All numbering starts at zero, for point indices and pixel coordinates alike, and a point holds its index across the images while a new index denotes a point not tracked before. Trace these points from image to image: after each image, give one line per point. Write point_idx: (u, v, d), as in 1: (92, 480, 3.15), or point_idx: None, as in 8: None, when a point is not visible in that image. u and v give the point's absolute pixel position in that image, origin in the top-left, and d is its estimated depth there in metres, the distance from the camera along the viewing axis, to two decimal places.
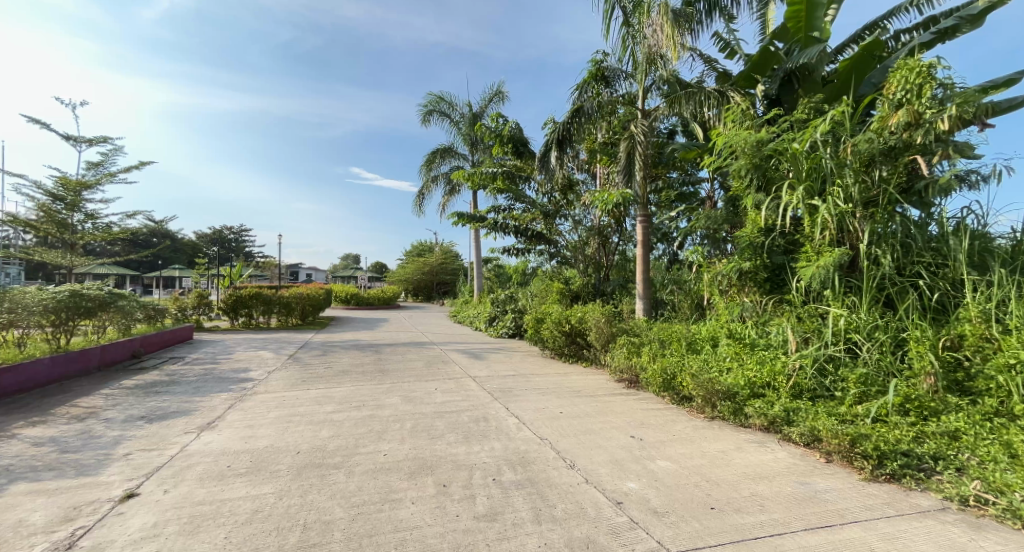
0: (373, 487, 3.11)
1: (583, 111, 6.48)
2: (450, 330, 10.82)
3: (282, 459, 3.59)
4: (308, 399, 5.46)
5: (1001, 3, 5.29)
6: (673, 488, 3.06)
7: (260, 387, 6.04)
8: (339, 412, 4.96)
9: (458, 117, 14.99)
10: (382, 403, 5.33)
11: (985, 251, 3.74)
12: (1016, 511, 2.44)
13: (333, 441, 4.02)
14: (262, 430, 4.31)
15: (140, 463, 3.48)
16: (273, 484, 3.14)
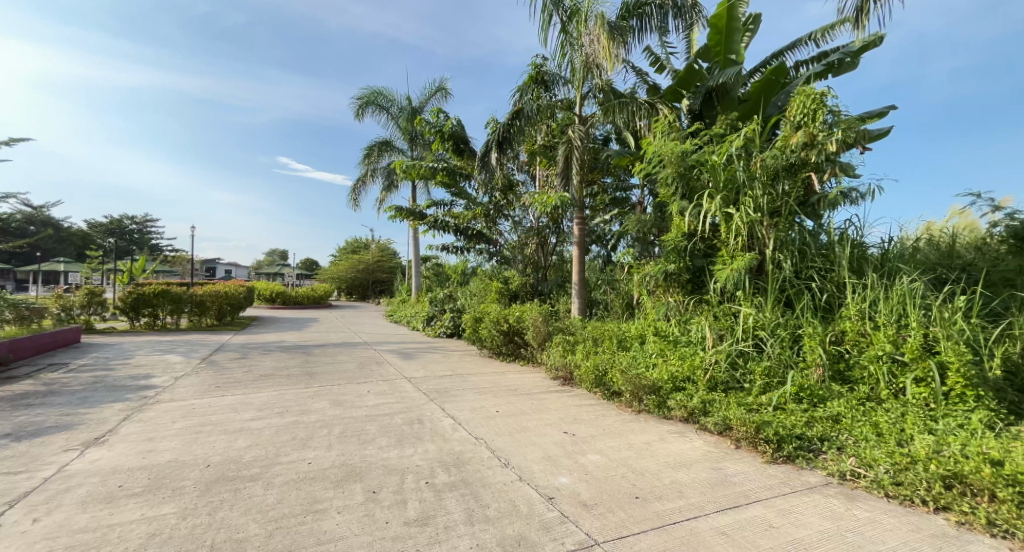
0: (295, 498, 3.01)
1: (523, 113, 6.66)
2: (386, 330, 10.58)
3: (188, 474, 3.35)
4: (223, 406, 5.12)
5: (875, 43, 6.14)
6: (602, 481, 3.26)
7: (164, 395, 5.55)
8: (258, 420, 4.69)
9: (398, 111, 14.70)
10: (309, 408, 5.12)
11: (863, 258, 4.36)
12: (880, 483, 2.91)
13: (249, 451, 3.81)
14: (164, 443, 3.98)
15: (3, 489, 3.09)
16: (176, 503, 2.93)
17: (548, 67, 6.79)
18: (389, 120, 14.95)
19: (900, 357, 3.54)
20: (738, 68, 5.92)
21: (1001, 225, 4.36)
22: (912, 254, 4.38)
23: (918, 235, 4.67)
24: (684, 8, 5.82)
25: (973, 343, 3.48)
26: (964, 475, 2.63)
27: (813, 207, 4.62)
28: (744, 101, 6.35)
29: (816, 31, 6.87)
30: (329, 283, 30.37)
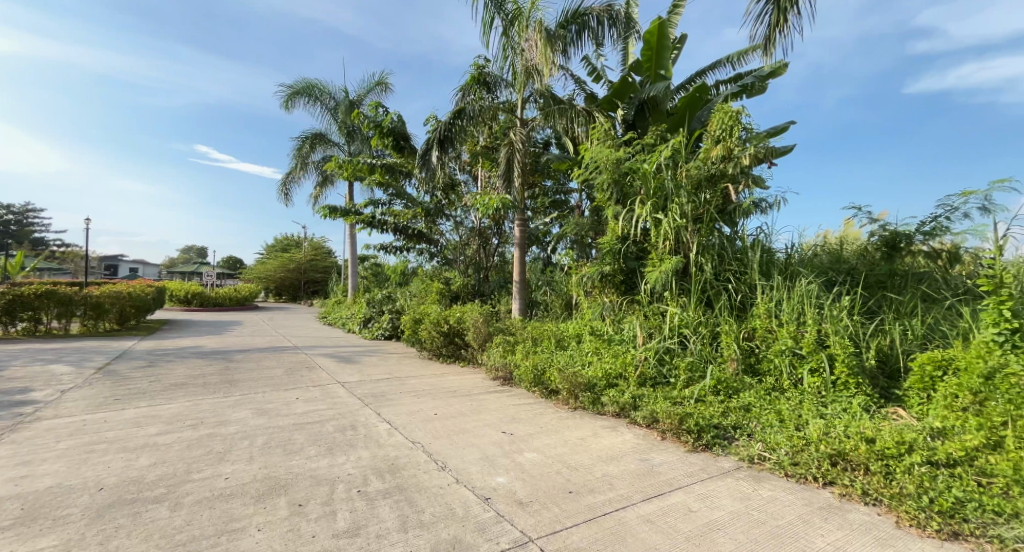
0: (208, 518, 2.84)
1: (464, 113, 6.72)
2: (319, 333, 10.14)
3: (75, 501, 3.03)
4: (122, 421, 4.65)
5: (781, 70, 6.90)
6: (537, 478, 3.39)
7: (47, 411, 4.93)
8: (165, 434, 4.32)
9: (334, 103, 14.16)
10: (227, 418, 4.80)
11: (770, 262, 4.88)
12: (781, 464, 3.30)
13: (153, 470, 3.51)
14: (47, 467, 3.55)
15: None
16: (59, 534, 2.65)
17: (490, 69, 6.95)
18: (324, 112, 14.35)
19: (799, 350, 4.01)
20: (665, 82, 6.42)
21: (877, 234, 5.00)
22: (810, 258, 4.98)
23: (815, 241, 5.32)
24: (618, 19, 6.17)
25: (855, 337, 4.04)
26: (846, 453, 3.08)
27: (729, 215, 5.07)
28: (671, 114, 6.85)
29: (732, 55, 7.59)
30: (253, 284, 28.43)
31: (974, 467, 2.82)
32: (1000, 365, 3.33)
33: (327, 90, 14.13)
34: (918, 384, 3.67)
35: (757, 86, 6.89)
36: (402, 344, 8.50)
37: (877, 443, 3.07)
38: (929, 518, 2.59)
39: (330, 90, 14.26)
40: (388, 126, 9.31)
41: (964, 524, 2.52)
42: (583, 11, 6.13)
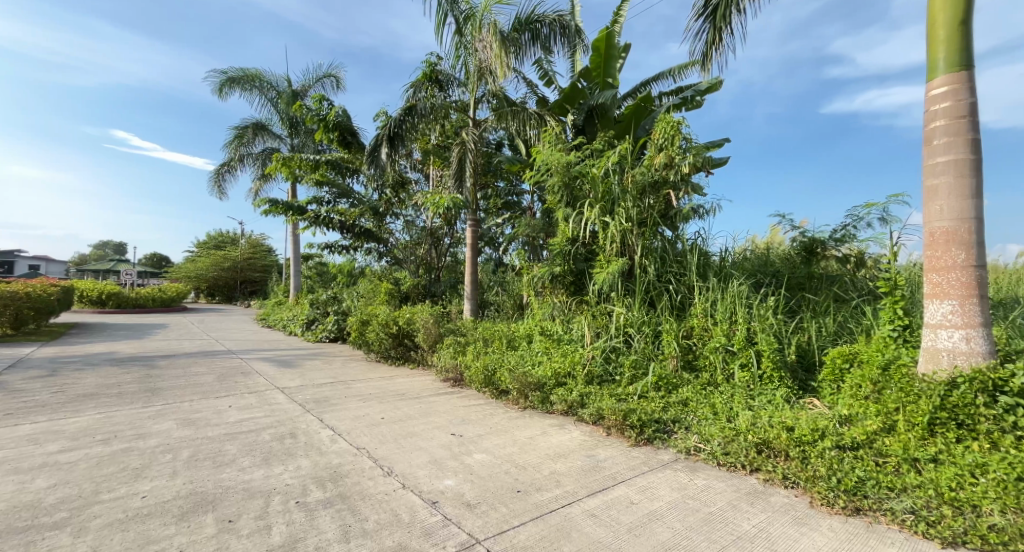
0: (122, 542, 2.61)
1: (416, 110, 6.64)
2: (257, 335, 9.59)
3: None
4: (16, 438, 4.15)
5: (717, 86, 7.38)
6: (485, 479, 3.40)
7: None
8: (69, 451, 3.91)
9: (275, 93, 13.44)
10: (147, 431, 4.42)
11: (705, 264, 5.21)
12: (714, 454, 3.54)
13: (55, 492, 3.16)
14: None
15: None
16: None
17: (443, 67, 6.85)
18: (264, 102, 13.59)
19: (731, 347, 4.32)
20: (613, 90, 6.73)
21: (798, 239, 5.53)
22: (742, 261, 5.38)
23: (747, 246, 5.74)
24: (569, 29, 6.38)
25: (779, 334, 4.41)
26: (770, 442, 3.37)
27: (671, 219, 5.36)
28: (618, 121, 7.13)
29: (674, 68, 8.03)
30: (181, 284, 26.38)
31: (873, 449, 3.20)
32: (895, 358, 3.80)
33: (268, 79, 13.41)
34: (830, 376, 4.08)
35: (695, 100, 7.34)
36: (348, 346, 8.22)
37: (796, 431, 3.41)
38: (836, 497, 2.88)
39: (270, 79, 13.52)
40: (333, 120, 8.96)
41: (864, 500, 2.83)
42: (536, 17, 6.25)
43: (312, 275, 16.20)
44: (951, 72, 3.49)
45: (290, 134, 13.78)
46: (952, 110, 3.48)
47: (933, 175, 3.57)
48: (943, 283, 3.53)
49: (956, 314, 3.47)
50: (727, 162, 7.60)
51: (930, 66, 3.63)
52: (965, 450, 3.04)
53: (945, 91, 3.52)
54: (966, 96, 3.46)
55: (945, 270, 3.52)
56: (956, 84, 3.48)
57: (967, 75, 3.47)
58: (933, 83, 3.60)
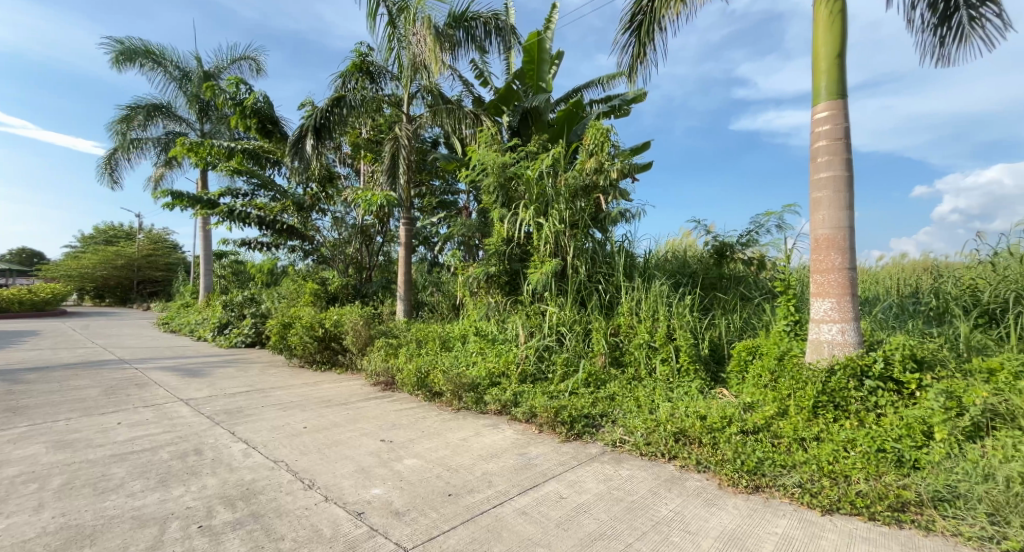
0: None
1: (344, 101, 6.41)
2: (158, 341, 8.62)
3: None
4: None
5: (641, 96, 7.86)
6: (415, 485, 3.33)
7: None
8: None
9: (179, 72, 12.17)
10: (7, 457, 3.77)
11: (631, 265, 5.52)
12: (637, 445, 3.77)
13: None
14: None
15: None
16: None
17: (374, 58, 6.59)
18: (167, 81, 12.26)
19: (653, 343, 4.63)
20: (546, 94, 6.97)
21: (710, 242, 5.90)
22: (664, 263, 5.79)
23: (668, 249, 6.19)
24: (503, 29, 6.45)
25: (696, 330, 4.82)
26: (686, 430, 3.68)
27: (601, 222, 5.56)
28: (552, 124, 7.37)
29: (603, 78, 8.47)
30: (58, 284, 22.94)
31: (770, 431, 3.60)
32: (789, 349, 4.31)
33: (171, 56, 12.09)
34: (736, 366, 4.51)
35: (622, 108, 7.77)
36: (268, 351, 7.64)
37: (707, 420, 3.74)
38: (740, 477, 3.21)
39: (174, 56, 12.20)
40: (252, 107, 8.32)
41: (762, 478, 3.18)
42: (471, 16, 6.29)
43: (226, 273, 14.83)
44: (831, 100, 4.06)
45: (199, 118, 12.54)
46: (832, 132, 4.04)
47: (818, 188, 4.11)
48: (825, 283, 4.08)
49: (834, 310, 4.01)
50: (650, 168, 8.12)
51: (814, 93, 4.17)
52: (839, 428, 3.54)
53: (827, 116, 4.07)
54: (843, 122, 4.02)
55: (827, 271, 4.07)
56: (835, 111, 4.04)
57: (843, 103, 4.05)
58: (818, 108, 4.15)
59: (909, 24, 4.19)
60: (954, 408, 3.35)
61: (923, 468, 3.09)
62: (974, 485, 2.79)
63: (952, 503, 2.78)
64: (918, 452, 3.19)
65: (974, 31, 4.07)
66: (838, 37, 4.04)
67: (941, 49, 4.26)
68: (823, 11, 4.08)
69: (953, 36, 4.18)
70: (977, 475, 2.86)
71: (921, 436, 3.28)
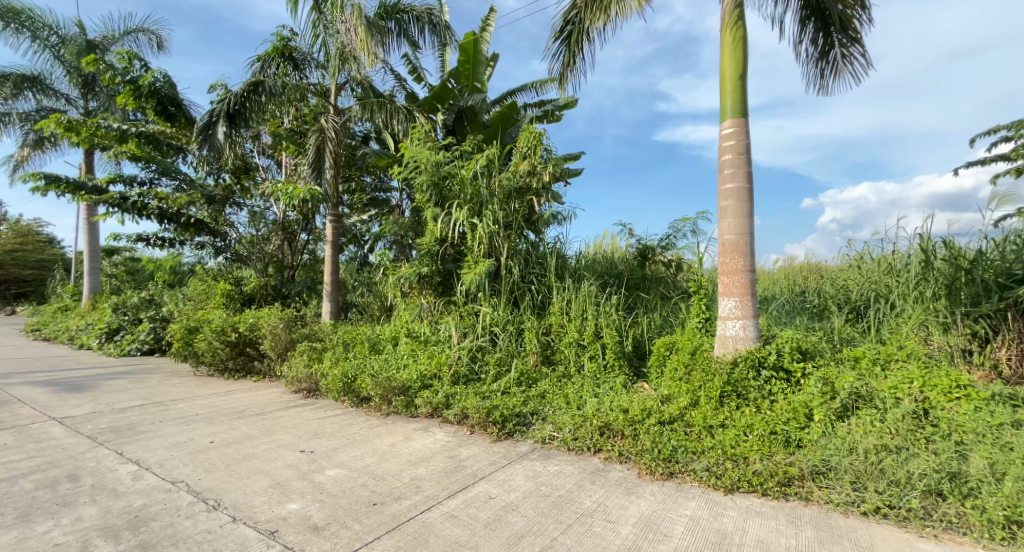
0: None
1: (262, 87, 6.00)
2: (27, 351, 7.39)
3: None
4: None
5: (571, 103, 8.14)
6: (338, 496, 3.16)
7: None
8: None
9: (57, 40, 10.53)
10: None
11: (562, 266, 5.72)
12: (565, 441, 3.91)
13: None
14: None
15: None
16: None
17: (297, 44, 6.33)
18: (39, 49, 10.55)
19: (582, 341, 4.84)
20: (481, 95, 7.05)
21: (634, 245, 6.20)
22: (594, 264, 6.07)
23: (597, 250, 6.50)
24: (437, 25, 6.38)
25: (621, 328, 5.12)
26: (610, 424, 3.89)
27: (534, 224, 5.70)
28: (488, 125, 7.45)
29: (537, 82, 8.67)
30: None
31: (683, 421, 3.92)
32: (700, 344, 4.73)
33: (44, 20, 10.40)
34: (655, 361, 4.85)
35: (555, 113, 8.01)
36: (170, 359, 6.84)
37: (629, 413, 3.99)
38: (657, 465, 3.46)
39: (50, 21, 10.52)
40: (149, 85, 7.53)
41: (675, 464, 3.46)
42: (402, 8, 6.15)
43: (117, 272, 13.06)
44: (736, 118, 4.52)
45: (83, 94, 10.96)
46: (737, 147, 4.49)
47: (724, 198, 4.56)
48: (730, 283, 4.53)
49: (737, 308, 4.47)
50: (582, 173, 8.42)
51: (722, 111, 4.62)
52: (739, 414, 3.95)
53: (732, 132, 4.53)
54: (745, 138, 4.50)
55: (731, 273, 4.52)
56: (739, 128, 4.50)
57: (746, 122, 4.52)
58: (725, 125, 4.60)
59: (796, 56, 4.80)
60: (829, 392, 3.89)
61: (805, 445, 3.54)
62: (842, 458, 3.25)
63: (825, 474, 3.21)
64: (801, 432, 3.64)
65: (846, 66, 4.77)
66: (740, 62, 4.51)
67: (821, 80, 4.93)
68: (728, 37, 4.54)
69: (830, 69, 4.86)
70: (844, 448, 3.34)
71: (804, 417, 3.77)
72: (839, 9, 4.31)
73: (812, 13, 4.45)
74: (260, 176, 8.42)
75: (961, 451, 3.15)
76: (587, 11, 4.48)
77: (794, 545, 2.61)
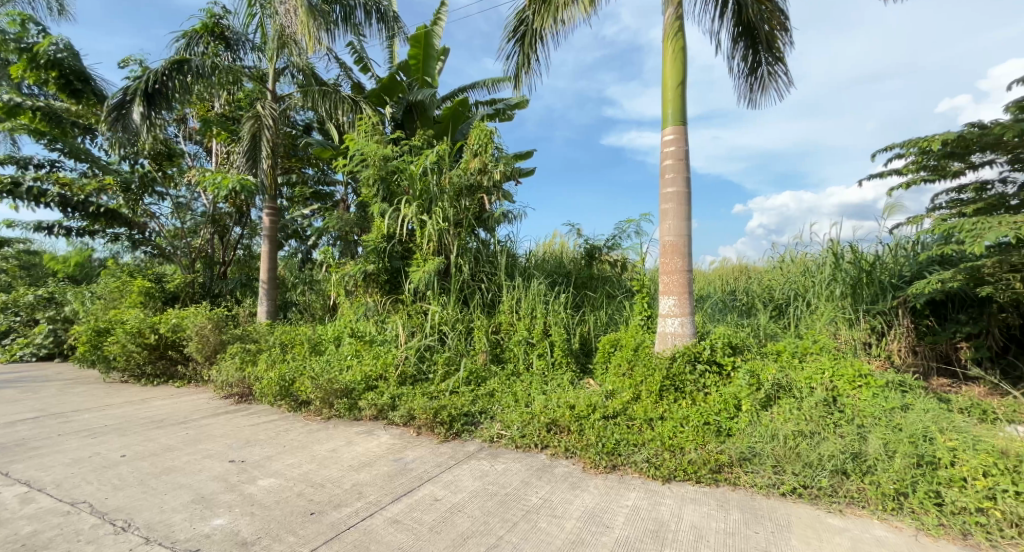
0: None
1: (188, 66, 5.55)
2: None
3: None
4: None
5: (522, 103, 8.19)
6: (270, 508, 2.95)
7: None
8: None
9: None
10: None
11: (512, 265, 5.74)
12: (513, 439, 3.92)
13: None
14: None
15: None
16: None
17: (230, 22, 5.92)
18: None
19: (531, 339, 4.90)
20: (431, 89, 6.90)
21: (582, 245, 6.33)
22: (543, 263, 6.16)
23: (546, 250, 6.60)
24: (385, 16, 6.19)
25: (569, 326, 5.25)
26: (557, 421, 3.96)
27: (485, 222, 5.68)
28: (438, 121, 7.35)
29: (487, 81, 8.64)
30: None
31: (625, 415, 4.07)
32: (642, 341, 4.94)
33: None
34: (601, 358, 5.02)
35: (507, 113, 8.03)
36: (72, 365, 6.08)
37: (575, 409, 4.08)
38: (600, 459, 3.56)
39: None
40: (47, 55, 6.91)
41: (617, 457, 3.58)
42: None
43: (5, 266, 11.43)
44: (677, 125, 4.76)
45: None
46: (677, 153, 4.75)
47: (665, 201, 4.81)
48: (669, 282, 4.77)
49: (676, 307, 4.72)
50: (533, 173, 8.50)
51: (664, 118, 4.86)
52: (677, 407, 4.17)
53: (673, 138, 4.77)
54: (684, 145, 4.76)
55: (671, 272, 4.76)
56: (679, 135, 4.75)
57: (685, 130, 4.78)
58: (666, 131, 4.84)
59: (729, 70, 5.15)
60: (755, 384, 4.22)
61: (734, 434, 3.80)
62: (765, 445, 3.52)
63: (751, 460, 3.46)
64: (731, 421, 3.92)
65: (772, 82, 5.18)
66: (680, 73, 4.78)
67: (750, 94, 5.33)
68: (669, 48, 4.79)
69: (758, 84, 5.26)
70: (767, 435, 3.63)
71: (733, 408, 4.06)
72: (766, 29, 4.69)
73: (743, 30, 4.80)
74: (187, 163, 7.82)
75: (862, 433, 3.52)
76: (538, 13, 4.55)
77: (723, 527, 2.78)
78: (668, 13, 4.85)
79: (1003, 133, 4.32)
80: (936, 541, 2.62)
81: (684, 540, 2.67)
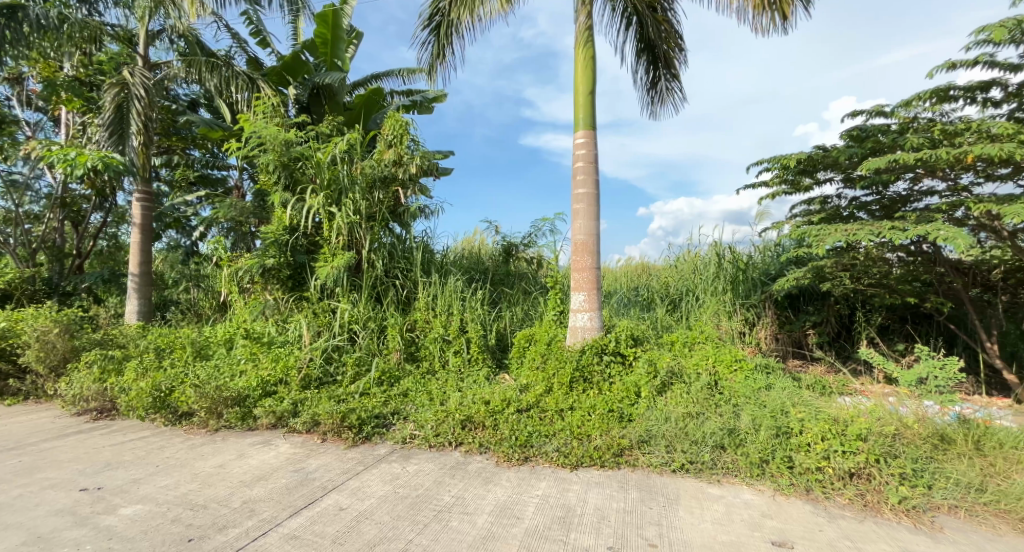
0: None
1: (24, 15, 4.58)
2: None
3: None
4: None
5: (440, 98, 7.99)
6: (136, 538, 2.52)
7: None
8: None
9: None
10: None
11: (428, 261, 5.57)
12: (427, 438, 3.80)
13: None
14: None
15: None
16: None
17: None
18: None
19: (447, 336, 4.81)
20: (341, 73, 6.44)
21: (500, 242, 6.39)
22: (461, 259, 6.08)
23: (464, 246, 6.53)
24: None
25: (485, 322, 5.25)
26: (472, 418, 3.94)
27: (400, 216, 5.46)
28: (348, 108, 6.94)
29: (403, 70, 8.27)
30: None
31: (538, 407, 4.19)
32: (555, 335, 5.13)
33: None
34: (516, 353, 5.12)
35: (424, 106, 7.77)
36: None
37: (490, 405, 4.10)
38: (513, 452, 3.61)
39: None
40: None
41: (530, 449, 3.65)
42: None
43: None
44: (587, 129, 4.97)
45: None
46: (587, 156, 4.97)
47: (576, 201, 5.01)
48: (578, 279, 4.99)
49: (586, 302, 4.94)
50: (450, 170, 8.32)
51: (575, 121, 5.05)
52: (585, 396, 4.39)
53: (584, 142, 4.98)
54: (593, 148, 4.99)
55: (582, 270, 4.98)
56: (589, 139, 4.97)
57: (595, 134, 5.02)
58: (577, 134, 5.03)
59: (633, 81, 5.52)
60: (655, 372, 4.59)
61: (634, 419, 4.08)
62: (661, 426, 3.84)
63: (648, 442, 3.75)
64: (631, 408, 4.21)
65: (669, 97, 5.65)
66: (591, 80, 5.00)
67: (651, 106, 5.76)
68: (581, 54, 4.99)
69: (658, 98, 5.70)
70: (662, 417, 3.96)
71: (634, 395, 4.38)
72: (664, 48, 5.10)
73: (645, 46, 5.17)
74: (25, 133, 6.48)
75: (737, 411, 3.99)
76: (453, 5, 4.43)
77: (623, 506, 2.98)
78: (579, 21, 5.03)
79: (839, 156, 5.21)
80: (788, 499, 3.07)
81: (588, 523, 2.81)
